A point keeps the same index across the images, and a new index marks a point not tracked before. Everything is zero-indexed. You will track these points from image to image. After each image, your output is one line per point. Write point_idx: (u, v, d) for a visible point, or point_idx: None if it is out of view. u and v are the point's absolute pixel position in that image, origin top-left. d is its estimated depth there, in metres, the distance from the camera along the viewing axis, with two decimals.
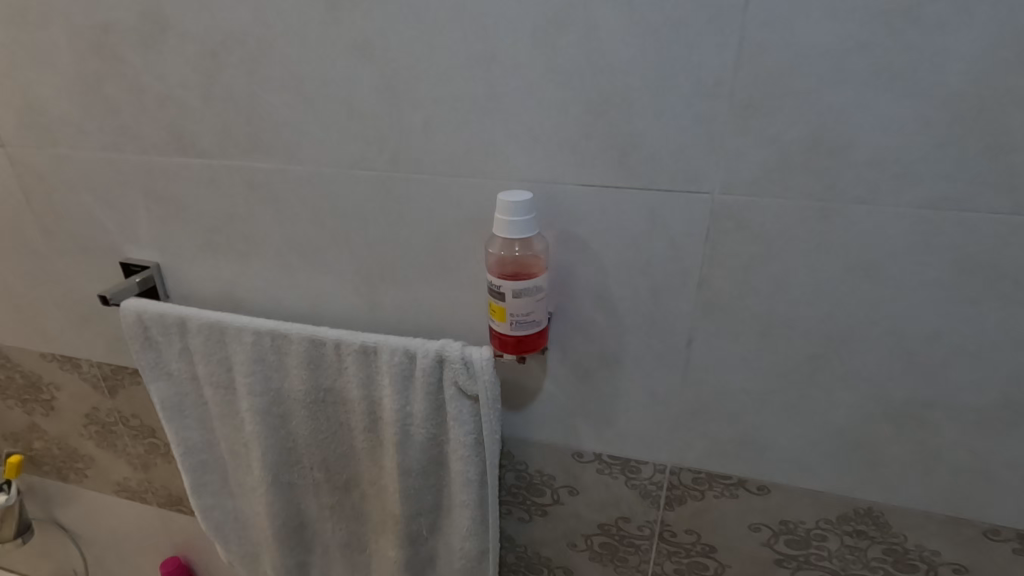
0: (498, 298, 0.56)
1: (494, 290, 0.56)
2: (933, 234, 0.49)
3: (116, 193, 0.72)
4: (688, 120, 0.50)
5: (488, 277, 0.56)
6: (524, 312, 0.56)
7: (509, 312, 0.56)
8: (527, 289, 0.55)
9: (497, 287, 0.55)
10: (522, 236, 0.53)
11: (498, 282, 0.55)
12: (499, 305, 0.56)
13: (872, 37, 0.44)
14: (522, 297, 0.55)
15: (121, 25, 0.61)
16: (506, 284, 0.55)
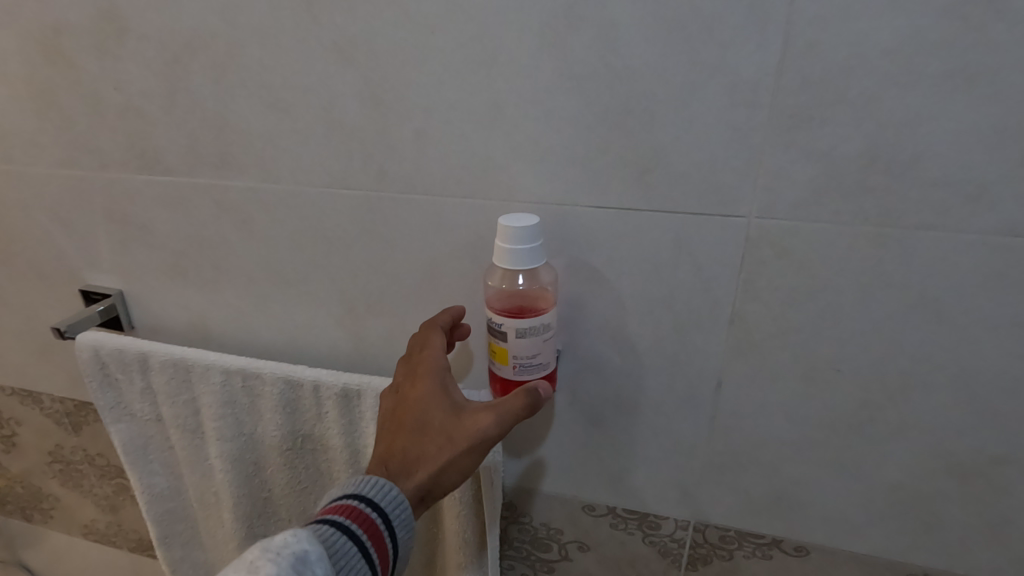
0: (498, 336, 0.48)
1: (493, 326, 0.48)
2: (1012, 266, 0.41)
3: (74, 214, 0.65)
4: (721, 132, 0.43)
5: (487, 312, 0.49)
6: (530, 354, 0.48)
7: (511, 353, 0.48)
8: (533, 328, 0.47)
9: (497, 322, 0.47)
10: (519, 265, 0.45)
11: (498, 317, 0.47)
12: (499, 345, 0.48)
13: (944, 34, 0.37)
14: (526, 336, 0.47)
15: (72, 26, 0.54)
16: (508, 322, 0.47)
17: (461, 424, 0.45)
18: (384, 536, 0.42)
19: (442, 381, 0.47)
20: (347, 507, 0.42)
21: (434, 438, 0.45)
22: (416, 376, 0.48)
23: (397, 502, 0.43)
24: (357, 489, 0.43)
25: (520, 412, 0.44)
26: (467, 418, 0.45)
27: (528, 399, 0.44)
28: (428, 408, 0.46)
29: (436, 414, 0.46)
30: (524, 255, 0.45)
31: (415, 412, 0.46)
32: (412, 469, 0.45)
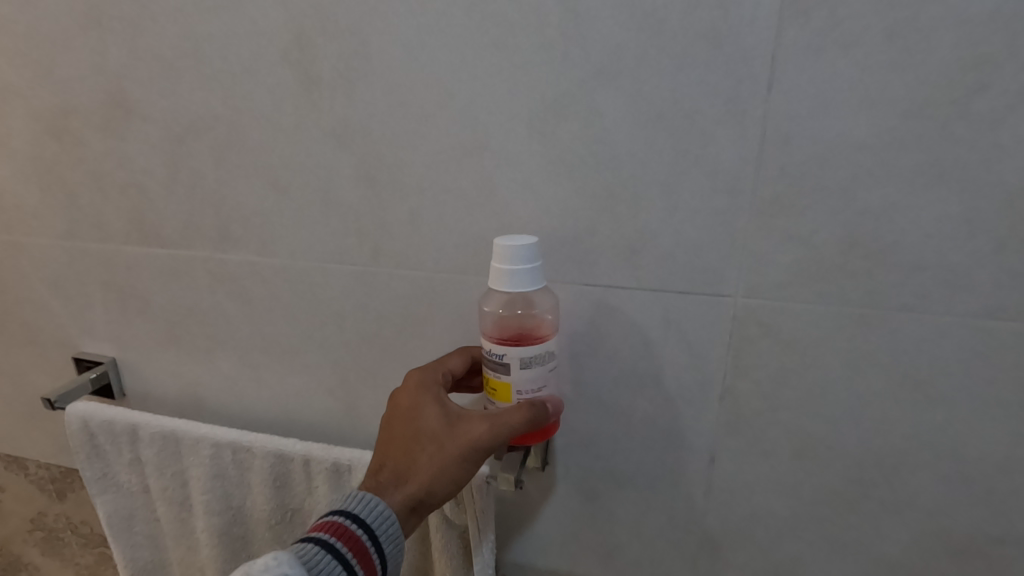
0: (501, 370, 0.46)
1: (492, 360, 0.46)
2: (994, 348, 0.42)
3: (71, 283, 0.66)
4: (705, 217, 0.44)
5: (484, 347, 0.47)
6: (535, 386, 0.46)
7: (515, 387, 0.46)
8: (537, 357, 0.45)
9: (498, 356, 0.45)
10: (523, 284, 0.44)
11: (500, 349, 0.45)
12: (501, 380, 0.46)
13: (912, 131, 0.39)
14: (531, 367, 0.45)
15: (82, 108, 0.56)
16: (511, 352, 0.45)
17: (456, 433, 0.44)
18: (370, 550, 0.42)
19: (438, 392, 0.47)
20: (330, 524, 0.42)
21: (427, 446, 0.45)
22: (410, 384, 0.48)
23: (382, 516, 0.42)
24: (341, 504, 0.43)
25: (519, 423, 0.44)
26: (463, 427, 0.45)
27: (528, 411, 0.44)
28: (422, 417, 0.46)
29: (430, 421, 0.45)
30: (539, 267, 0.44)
31: (408, 420, 0.46)
32: (405, 478, 0.44)
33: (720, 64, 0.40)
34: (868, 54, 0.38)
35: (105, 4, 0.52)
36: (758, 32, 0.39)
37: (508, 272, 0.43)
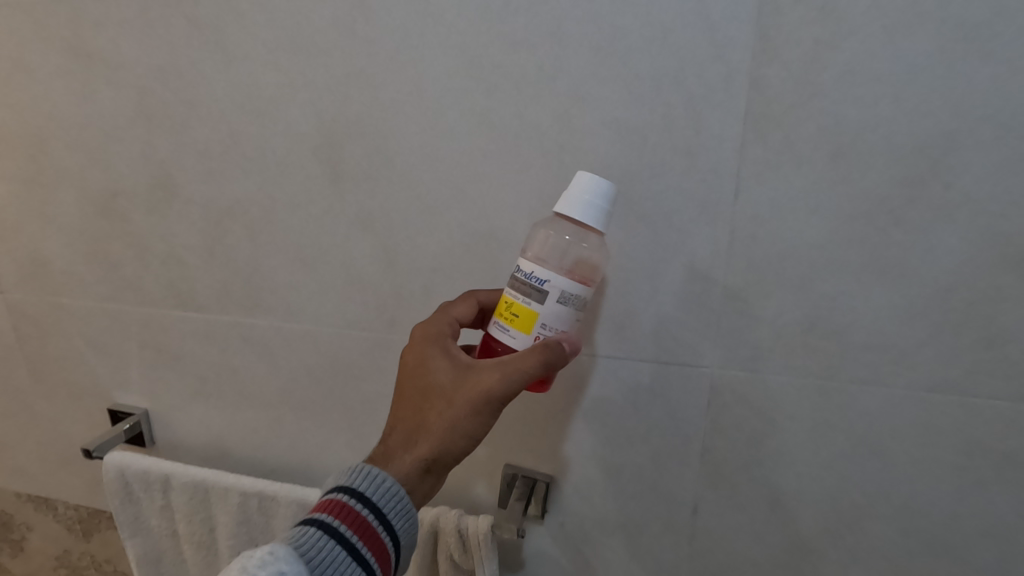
0: (534, 296, 0.42)
1: (527, 282, 0.42)
2: (937, 417, 0.48)
3: (110, 341, 0.72)
4: (684, 298, 0.50)
5: (524, 264, 0.43)
6: (557, 325, 0.42)
7: (540, 320, 0.42)
8: (576, 296, 0.42)
9: (539, 279, 0.42)
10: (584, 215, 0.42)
11: (544, 272, 0.42)
12: (529, 307, 0.42)
13: (857, 233, 0.45)
14: (566, 304, 0.42)
15: (130, 190, 0.63)
16: (554, 280, 0.41)
17: (465, 387, 0.43)
18: (378, 530, 0.41)
19: (443, 344, 0.46)
20: (334, 502, 0.42)
21: (436, 403, 0.44)
22: (416, 339, 0.47)
23: (387, 493, 0.42)
24: (344, 481, 0.43)
25: (532, 371, 0.41)
26: (472, 380, 0.43)
27: (540, 356, 0.40)
28: (429, 373, 0.45)
29: (438, 375, 0.44)
30: (609, 216, 0.43)
31: (415, 377, 0.45)
32: (418, 437, 0.44)
33: (694, 173, 0.47)
34: (817, 170, 0.44)
35: (154, 103, 0.58)
36: (725, 148, 0.46)
37: (581, 197, 0.42)
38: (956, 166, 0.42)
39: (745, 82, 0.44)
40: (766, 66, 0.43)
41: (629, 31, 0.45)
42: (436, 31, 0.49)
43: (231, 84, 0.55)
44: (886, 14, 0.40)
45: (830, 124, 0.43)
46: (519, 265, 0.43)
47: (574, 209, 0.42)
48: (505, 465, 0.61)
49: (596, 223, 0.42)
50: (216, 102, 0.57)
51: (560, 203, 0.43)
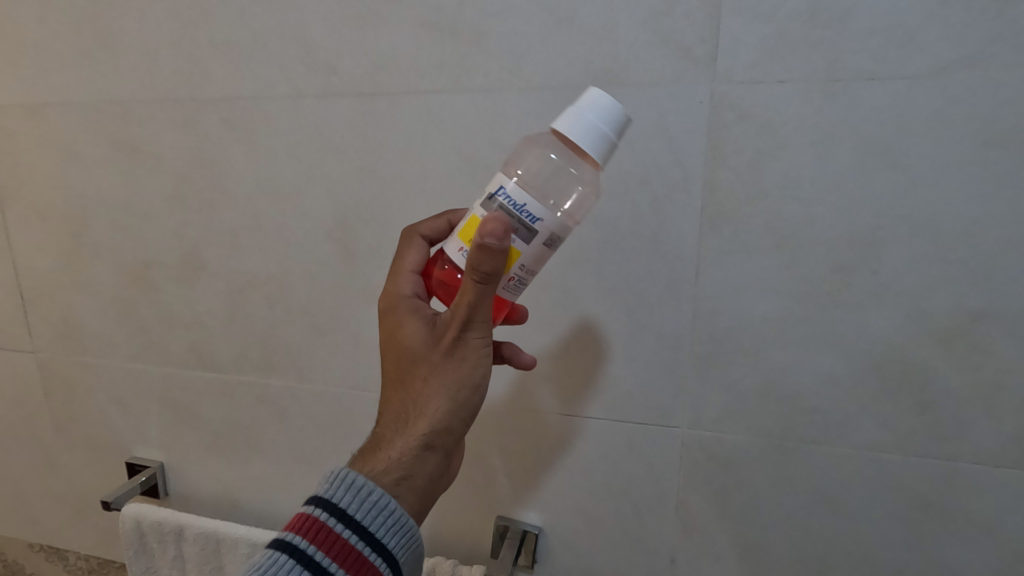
0: (520, 235, 0.38)
1: (508, 211, 0.38)
2: (884, 474, 0.53)
3: (132, 398, 0.77)
4: (656, 365, 0.57)
5: (515, 191, 0.38)
6: (533, 270, 0.40)
7: (519, 262, 0.39)
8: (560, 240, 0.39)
9: (528, 212, 0.37)
10: (583, 133, 0.37)
11: (537, 209, 0.37)
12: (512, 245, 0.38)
13: (803, 311, 0.52)
14: (550, 248, 0.39)
15: (161, 262, 0.70)
16: (549, 223, 0.37)
17: (439, 342, 0.42)
18: (365, 553, 0.39)
19: (404, 309, 0.45)
20: (311, 520, 0.39)
21: (417, 369, 0.42)
22: (381, 315, 0.46)
23: (373, 509, 0.40)
24: (323, 494, 0.40)
25: (484, 291, 0.38)
26: (444, 333, 0.42)
27: (473, 271, 0.37)
28: (400, 341, 0.44)
29: (411, 341, 0.43)
30: (611, 147, 0.38)
31: (390, 354, 0.45)
32: (411, 407, 0.42)
33: (660, 256, 0.54)
34: (765, 257, 0.51)
35: (188, 187, 0.66)
36: (685, 237, 0.53)
37: (588, 117, 0.38)
38: (881, 256, 0.49)
39: (700, 183, 0.51)
40: (717, 171, 0.51)
41: None
42: (437, 134, 0.57)
43: (257, 174, 0.63)
44: (814, 131, 0.48)
45: (773, 220, 0.50)
46: (505, 187, 0.38)
47: (577, 131, 0.37)
48: (498, 516, 0.66)
49: (596, 151, 0.38)
50: (243, 188, 0.64)
51: (563, 117, 0.38)
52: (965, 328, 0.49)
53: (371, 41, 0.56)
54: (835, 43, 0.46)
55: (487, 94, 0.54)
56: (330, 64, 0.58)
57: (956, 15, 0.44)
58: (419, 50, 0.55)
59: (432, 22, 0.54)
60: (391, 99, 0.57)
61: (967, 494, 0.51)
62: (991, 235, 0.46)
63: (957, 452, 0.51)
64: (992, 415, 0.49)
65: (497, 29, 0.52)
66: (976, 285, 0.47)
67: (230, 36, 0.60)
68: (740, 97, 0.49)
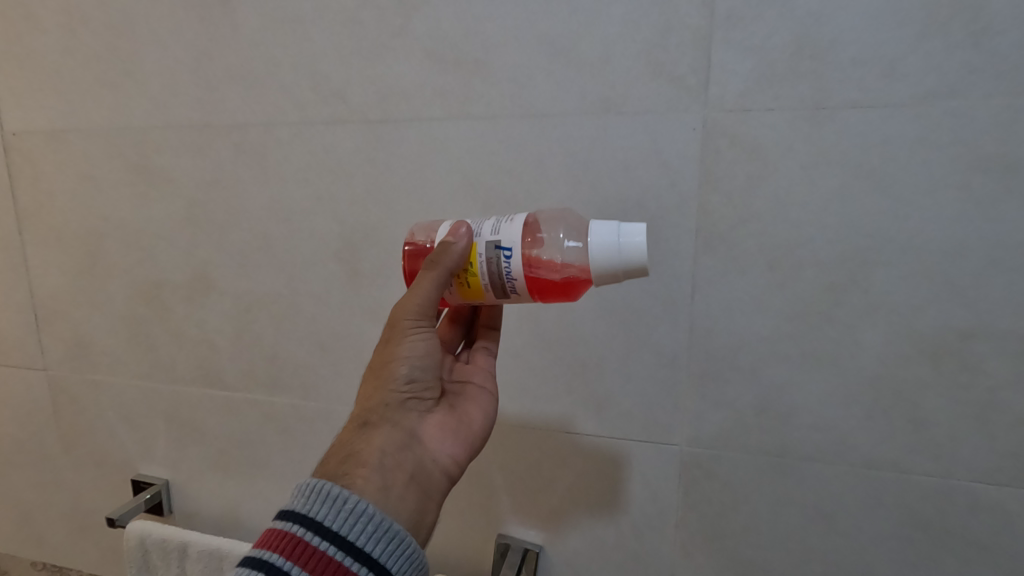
0: (497, 290, 0.44)
1: (499, 268, 0.42)
2: (880, 492, 0.54)
3: (140, 415, 0.78)
4: (654, 383, 0.58)
5: (515, 257, 0.42)
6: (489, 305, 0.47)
7: (483, 300, 0.45)
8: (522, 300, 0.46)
9: (509, 284, 0.42)
10: (599, 257, 0.42)
11: (520, 285, 0.43)
12: (485, 291, 0.44)
13: (797, 329, 0.53)
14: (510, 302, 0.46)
15: (172, 282, 0.72)
16: (521, 297, 0.43)
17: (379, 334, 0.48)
18: (347, 563, 0.38)
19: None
20: (287, 537, 0.39)
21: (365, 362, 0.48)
22: None
23: (350, 518, 0.40)
24: (298, 512, 0.40)
25: (427, 276, 0.44)
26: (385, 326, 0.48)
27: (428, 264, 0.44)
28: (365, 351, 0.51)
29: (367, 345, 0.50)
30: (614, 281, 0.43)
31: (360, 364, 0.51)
32: (359, 396, 0.47)
33: (657, 277, 0.55)
34: (759, 277, 0.53)
35: (201, 210, 0.68)
36: (681, 258, 0.54)
37: (614, 246, 0.41)
38: (871, 276, 0.50)
39: (694, 206, 0.53)
40: (711, 194, 0.52)
41: (598, 165, 0.54)
42: (442, 159, 0.59)
43: (267, 197, 0.65)
44: (803, 157, 0.50)
45: (766, 241, 0.52)
46: (512, 252, 0.42)
47: (597, 254, 0.42)
48: (499, 534, 0.66)
49: (598, 278, 0.42)
50: (254, 211, 0.66)
51: (599, 230, 0.42)
52: (954, 347, 0.50)
53: (379, 71, 0.58)
54: (821, 73, 0.48)
55: (490, 121, 0.57)
56: (339, 93, 0.60)
57: (936, 47, 0.46)
58: (425, 80, 0.57)
59: (437, 53, 0.56)
60: (397, 125, 0.59)
61: (963, 511, 0.52)
62: (976, 256, 0.48)
63: (952, 469, 0.51)
64: (984, 432, 0.50)
65: (499, 60, 0.55)
66: (964, 305, 0.49)
67: (245, 66, 0.62)
68: (732, 124, 0.51)
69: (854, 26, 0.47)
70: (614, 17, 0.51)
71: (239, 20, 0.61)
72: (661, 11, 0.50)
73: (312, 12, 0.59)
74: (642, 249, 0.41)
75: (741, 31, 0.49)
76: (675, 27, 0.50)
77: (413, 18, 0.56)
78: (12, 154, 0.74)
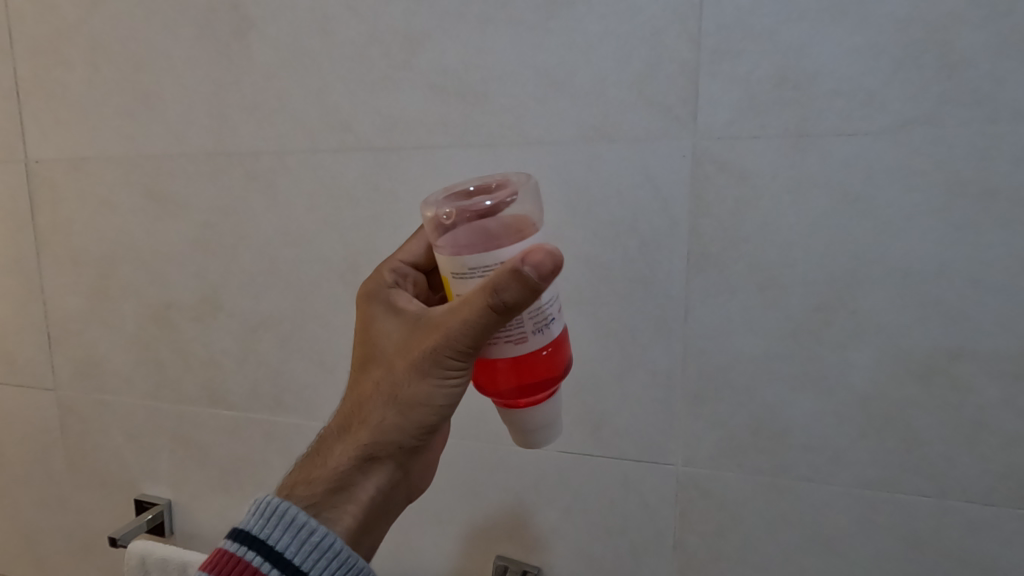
0: None
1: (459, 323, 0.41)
2: (876, 512, 0.54)
3: (145, 434, 0.80)
4: (649, 403, 0.59)
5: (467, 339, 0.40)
6: None
7: None
8: None
9: None
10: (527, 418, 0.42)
11: None
12: None
13: (787, 349, 0.54)
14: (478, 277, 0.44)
15: (182, 303, 0.74)
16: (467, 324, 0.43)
17: (409, 352, 0.40)
18: None
19: (387, 298, 0.44)
20: (242, 563, 0.39)
21: (375, 370, 0.41)
22: (367, 298, 0.45)
23: (313, 552, 0.40)
24: (257, 536, 0.40)
25: (490, 315, 0.35)
26: (417, 340, 0.39)
27: (493, 294, 0.34)
28: (370, 336, 0.43)
29: (383, 339, 0.42)
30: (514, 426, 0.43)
31: (359, 342, 0.43)
32: (360, 414, 0.42)
33: (650, 298, 0.57)
34: (749, 298, 0.54)
35: (212, 233, 0.71)
36: (673, 279, 0.56)
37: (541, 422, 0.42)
38: (859, 297, 0.52)
39: (686, 229, 0.55)
40: (701, 218, 0.54)
41: (593, 190, 0.57)
42: (443, 184, 0.61)
43: (276, 221, 0.68)
44: (789, 181, 0.52)
45: (755, 263, 0.54)
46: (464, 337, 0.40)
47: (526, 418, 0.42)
48: (497, 556, 0.66)
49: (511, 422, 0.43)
50: (263, 234, 0.69)
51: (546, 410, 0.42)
52: (943, 366, 0.51)
53: (385, 102, 0.62)
54: (803, 102, 0.51)
55: (489, 149, 0.59)
56: (347, 122, 0.63)
57: (911, 79, 0.48)
58: (428, 110, 0.60)
59: (439, 85, 0.60)
60: (401, 152, 0.62)
61: (959, 532, 0.52)
62: (960, 277, 0.49)
63: (947, 489, 0.52)
64: (976, 452, 0.51)
65: (498, 91, 0.58)
66: (950, 325, 0.50)
67: (258, 97, 0.66)
68: (720, 151, 0.53)
69: (834, 59, 0.49)
70: (606, 52, 0.54)
71: (253, 55, 0.65)
72: (650, 46, 0.53)
73: (323, 47, 0.63)
74: (525, 444, 0.43)
75: (726, 64, 0.52)
76: (664, 61, 0.53)
77: (417, 53, 0.60)
78: (33, 181, 0.77)
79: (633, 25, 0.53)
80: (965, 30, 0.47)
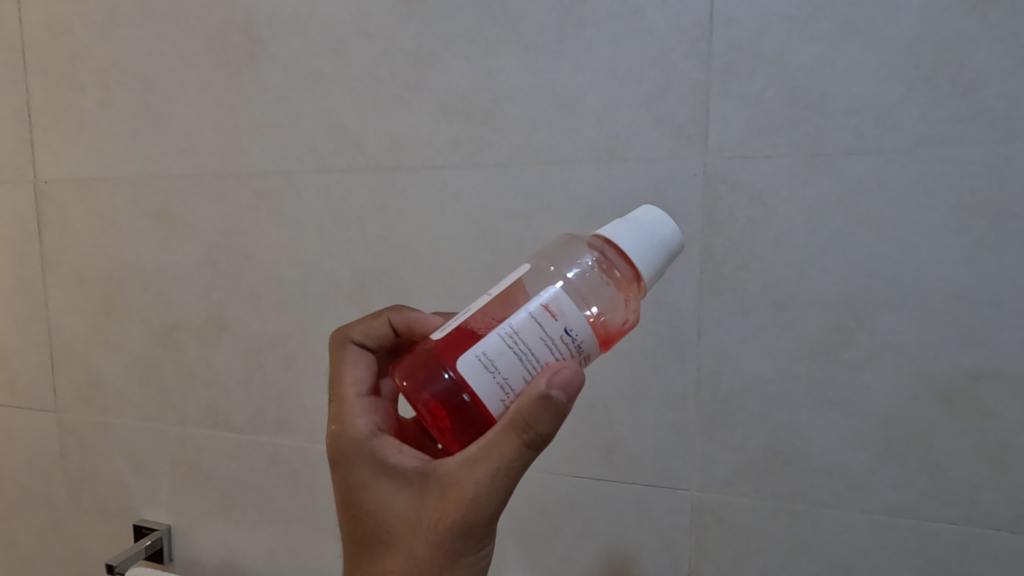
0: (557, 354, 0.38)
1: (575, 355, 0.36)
2: (899, 540, 0.52)
3: (146, 458, 0.78)
4: (662, 426, 0.57)
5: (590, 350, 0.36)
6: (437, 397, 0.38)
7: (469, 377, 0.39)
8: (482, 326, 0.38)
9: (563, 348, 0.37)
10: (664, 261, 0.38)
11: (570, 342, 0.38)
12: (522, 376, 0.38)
13: (804, 371, 0.53)
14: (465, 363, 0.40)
15: (187, 324, 0.73)
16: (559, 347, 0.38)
17: (426, 526, 0.35)
18: None
19: (369, 453, 0.39)
20: None
21: (392, 556, 0.36)
22: (342, 463, 0.40)
23: None
24: None
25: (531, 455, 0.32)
26: (433, 511, 0.35)
27: (530, 434, 0.32)
28: (369, 507, 0.38)
29: (386, 514, 0.37)
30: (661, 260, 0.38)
31: (357, 518, 0.38)
32: None
33: (662, 319, 0.56)
34: (764, 319, 0.54)
35: (218, 254, 0.71)
36: (686, 300, 0.55)
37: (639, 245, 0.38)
38: (876, 317, 0.51)
39: (697, 249, 0.54)
40: (713, 237, 0.54)
41: (603, 210, 0.56)
42: (451, 204, 0.61)
43: (283, 240, 0.68)
44: (802, 201, 0.51)
45: (770, 282, 0.53)
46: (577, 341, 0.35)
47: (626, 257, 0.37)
48: None
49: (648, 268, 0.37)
50: (269, 255, 0.68)
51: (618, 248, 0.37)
52: (964, 388, 0.49)
53: (395, 123, 0.62)
54: (815, 123, 0.51)
55: (498, 169, 0.59)
56: (356, 142, 0.63)
57: (924, 97, 0.48)
58: (438, 131, 0.60)
59: (450, 106, 0.60)
60: (410, 172, 0.62)
61: (986, 561, 0.50)
62: (980, 297, 0.48)
63: (972, 516, 0.50)
64: (1002, 478, 0.49)
65: (508, 112, 0.58)
66: (970, 347, 0.49)
67: (268, 118, 0.66)
68: (733, 170, 0.53)
69: (844, 79, 0.50)
70: (617, 72, 0.55)
71: (264, 76, 0.65)
72: (660, 67, 0.53)
73: (334, 69, 0.63)
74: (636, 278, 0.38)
75: (737, 84, 0.52)
76: (675, 81, 0.53)
77: (427, 74, 0.60)
78: (42, 201, 0.77)
79: (644, 47, 0.53)
80: (976, 50, 0.47)
